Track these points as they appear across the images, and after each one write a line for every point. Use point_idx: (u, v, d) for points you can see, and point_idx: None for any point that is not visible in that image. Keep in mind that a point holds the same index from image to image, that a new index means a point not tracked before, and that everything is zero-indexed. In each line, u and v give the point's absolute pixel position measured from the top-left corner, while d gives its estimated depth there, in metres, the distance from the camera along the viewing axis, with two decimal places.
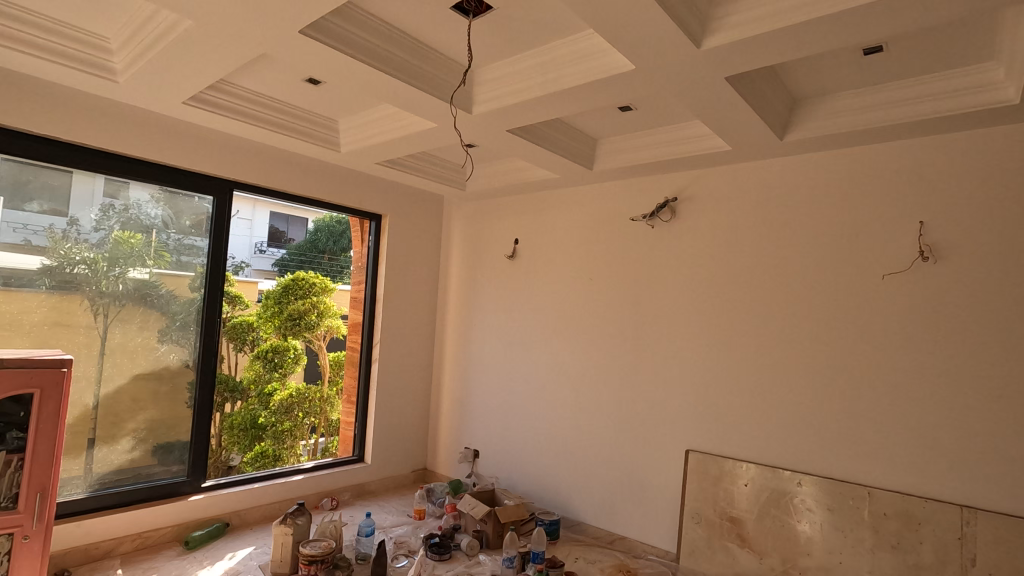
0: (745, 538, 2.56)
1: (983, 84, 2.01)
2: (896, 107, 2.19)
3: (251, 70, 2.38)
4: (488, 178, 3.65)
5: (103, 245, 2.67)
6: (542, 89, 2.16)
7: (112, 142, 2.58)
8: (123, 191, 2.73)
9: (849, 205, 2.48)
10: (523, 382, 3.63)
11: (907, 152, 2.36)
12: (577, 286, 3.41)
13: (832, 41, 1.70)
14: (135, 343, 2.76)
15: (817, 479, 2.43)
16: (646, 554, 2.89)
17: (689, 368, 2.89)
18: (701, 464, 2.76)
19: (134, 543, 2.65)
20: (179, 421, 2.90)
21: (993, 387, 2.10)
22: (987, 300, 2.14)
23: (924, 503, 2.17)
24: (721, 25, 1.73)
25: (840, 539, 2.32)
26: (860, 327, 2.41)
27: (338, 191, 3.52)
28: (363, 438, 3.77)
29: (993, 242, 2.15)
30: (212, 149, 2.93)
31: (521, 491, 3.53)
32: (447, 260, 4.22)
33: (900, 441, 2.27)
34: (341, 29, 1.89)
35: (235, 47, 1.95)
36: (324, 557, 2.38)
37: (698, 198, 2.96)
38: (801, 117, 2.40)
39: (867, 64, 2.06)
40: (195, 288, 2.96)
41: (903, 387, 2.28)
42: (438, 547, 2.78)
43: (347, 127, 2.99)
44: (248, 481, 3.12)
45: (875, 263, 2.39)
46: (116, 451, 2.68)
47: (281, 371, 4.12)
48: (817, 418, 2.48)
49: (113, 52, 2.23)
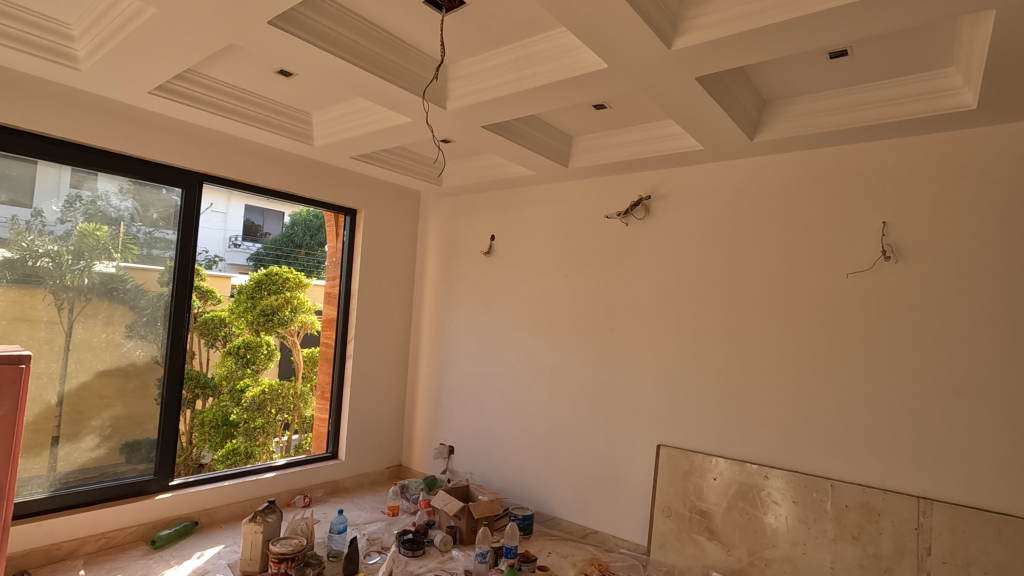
0: (714, 531, 2.60)
1: (944, 88, 2.06)
2: (861, 110, 2.24)
3: (219, 60, 2.33)
4: (464, 174, 3.64)
5: (69, 238, 2.60)
6: (517, 85, 2.15)
7: (74, 131, 2.51)
8: (90, 182, 2.65)
9: (816, 206, 2.54)
10: (498, 378, 3.63)
11: (872, 154, 2.42)
12: (551, 282, 3.43)
13: (798, 44, 1.74)
14: (100, 338, 2.69)
15: (783, 472, 2.49)
16: (618, 547, 2.93)
17: (661, 364, 2.93)
18: (672, 459, 2.81)
19: (98, 543, 2.59)
20: (146, 418, 2.84)
21: (949, 382, 2.18)
22: (944, 298, 2.22)
23: (883, 495, 2.24)
24: (691, 25, 1.75)
25: (804, 530, 2.38)
26: (825, 324, 2.47)
27: (311, 186, 3.48)
28: (337, 435, 3.75)
29: (950, 241, 2.22)
30: (181, 141, 2.87)
31: (496, 486, 3.54)
32: (423, 256, 4.20)
33: (862, 436, 2.34)
34: (313, 21, 1.87)
35: (201, 36, 1.90)
36: (294, 555, 2.35)
37: (670, 197, 3.00)
38: (770, 118, 2.45)
39: (832, 67, 2.10)
40: (164, 282, 2.90)
41: (865, 383, 2.35)
42: (411, 543, 2.78)
43: (320, 120, 2.94)
44: (217, 480, 3.07)
45: (840, 263, 2.45)
46: (79, 449, 2.62)
47: (254, 367, 4.08)
48: (783, 414, 2.55)
49: (74, 39, 2.16)
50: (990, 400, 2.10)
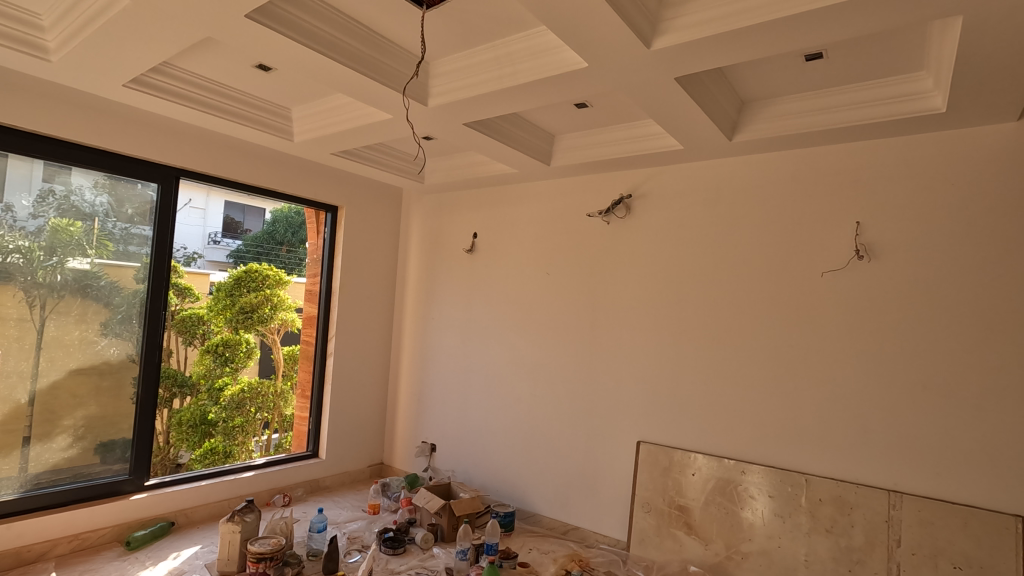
0: (692, 525, 2.63)
1: (914, 92, 2.12)
2: (835, 112, 2.29)
3: (196, 54, 2.30)
4: (446, 172, 3.63)
5: (40, 234, 2.54)
6: (498, 83, 2.15)
7: (45, 125, 2.44)
8: (62, 176, 2.60)
9: (792, 207, 2.58)
10: (480, 375, 3.63)
11: (845, 156, 2.47)
12: (533, 280, 3.44)
13: (774, 47, 1.77)
14: (72, 336, 2.63)
15: (760, 468, 2.53)
16: (598, 543, 2.96)
17: (641, 362, 2.96)
18: (651, 455, 2.84)
19: (71, 544, 2.54)
20: (121, 417, 2.79)
21: (918, 379, 2.24)
22: (914, 297, 2.27)
23: (856, 489, 2.29)
24: (669, 26, 1.77)
25: (779, 524, 2.42)
26: (801, 323, 2.52)
27: (291, 181, 3.44)
28: (318, 433, 3.72)
29: (920, 241, 2.28)
30: (156, 135, 2.81)
31: (477, 484, 3.55)
32: (405, 254, 4.18)
33: (835, 432, 2.39)
34: (292, 16, 1.86)
35: (177, 28, 1.87)
36: (273, 554, 2.33)
37: (651, 196, 3.02)
38: (748, 118, 2.49)
39: (808, 70, 2.14)
40: (140, 279, 2.85)
41: (838, 380, 2.41)
42: (391, 542, 2.78)
43: (300, 115, 2.91)
44: (194, 479, 3.03)
45: (815, 263, 2.50)
46: (51, 449, 2.56)
47: (233, 365, 4.03)
48: (759, 410, 2.59)
49: (45, 30, 2.11)
50: (957, 396, 2.16)
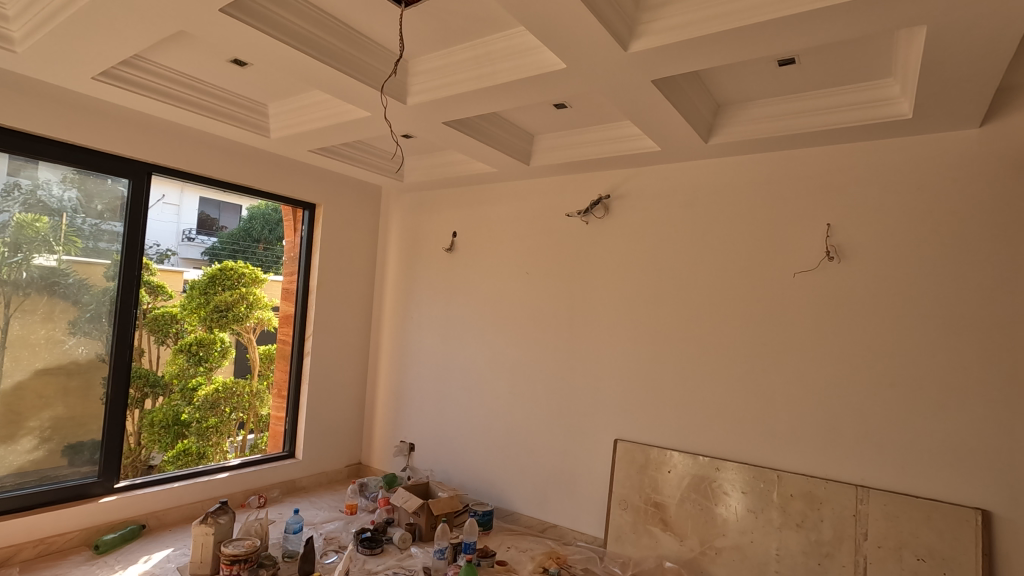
0: (667, 521, 2.67)
1: (882, 98, 2.18)
2: (806, 116, 2.35)
3: (169, 47, 2.25)
4: (426, 170, 3.62)
5: (5, 230, 2.46)
6: (477, 83, 2.16)
7: (10, 117, 2.37)
8: (29, 170, 2.52)
9: (766, 209, 2.64)
10: (460, 373, 3.62)
11: (817, 160, 2.53)
12: (512, 279, 3.45)
13: (748, 52, 1.80)
14: (38, 335, 2.56)
15: (735, 465, 2.57)
16: (575, 540, 2.98)
17: (618, 361, 3.00)
18: (628, 453, 2.87)
19: (37, 549, 2.47)
20: (90, 418, 2.72)
21: (885, 377, 2.30)
22: (881, 297, 2.34)
23: (826, 484, 2.35)
24: (646, 30, 1.79)
25: (752, 519, 2.47)
26: (773, 323, 2.57)
27: (267, 178, 3.39)
28: (294, 433, 3.67)
29: (888, 244, 2.35)
30: (128, 129, 2.75)
31: (456, 483, 3.55)
32: (383, 253, 4.15)
33: (806, 428, 2.45)
34: (268, 12, 1.83)
35: (149, 21, 1.83)
36: (247, 556, 2.29)
37: (629, 197, 3.05)
38: (723, 121, 2.53)
39: (781, 75, 2.19)
40: (110, 277, 2.78)
41: (809, 378, 2.47)
42: (369, 542, 2.77)
43: (277, 111, 2.88)
44: (166, 481, 2.96)
45: (788, 264, 2.56)
46: (14, 451, 2.48)
47: (207, 365, 3.95)
48: (733, 408, 2.64)
49: (9, 20, 2.05)
50: (922, 394, 2.23)
